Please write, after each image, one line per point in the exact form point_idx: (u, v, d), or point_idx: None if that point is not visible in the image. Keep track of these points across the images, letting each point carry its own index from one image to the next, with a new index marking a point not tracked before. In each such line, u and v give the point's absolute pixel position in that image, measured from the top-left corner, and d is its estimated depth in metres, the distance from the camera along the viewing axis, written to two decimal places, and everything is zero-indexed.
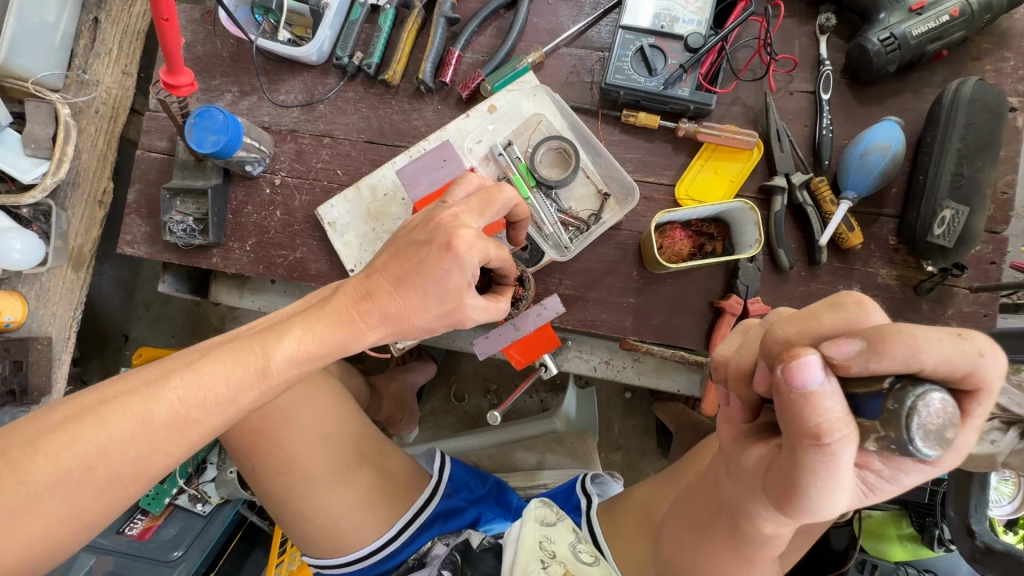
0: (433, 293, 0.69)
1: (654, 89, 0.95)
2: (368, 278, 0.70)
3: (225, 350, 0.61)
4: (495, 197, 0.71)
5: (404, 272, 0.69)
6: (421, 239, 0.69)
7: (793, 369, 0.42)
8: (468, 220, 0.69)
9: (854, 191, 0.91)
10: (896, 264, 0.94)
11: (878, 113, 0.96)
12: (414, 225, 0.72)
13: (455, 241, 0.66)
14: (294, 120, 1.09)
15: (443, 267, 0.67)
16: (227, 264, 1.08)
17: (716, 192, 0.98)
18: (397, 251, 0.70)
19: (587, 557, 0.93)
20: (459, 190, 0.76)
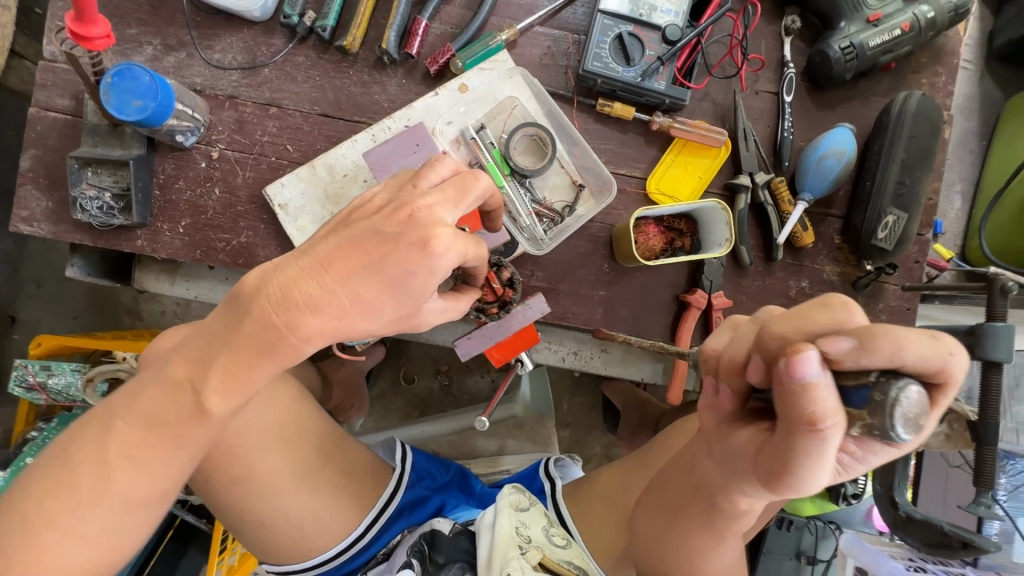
0: (393, 297, 0.58)
1: (631, 79, 0.94)
2: (313, 274, 0.56)
3: (157, 387, 0.57)
4: (472, 186, 0.62)
5: (360, 269, 0.57)
6: (389, 234, 0.58)
7: (792, 360, 0.44)
8: (440, 214, 0.60)
9: (810, 193, 0.96)
10: (840, 262, 1.02)
11: (832, 118, 1.01)
12: (373, 213, 0.61)
13: (430, 243, 0.58)
14: (233, 84, 0.95)
15: (409, 269, 0.58)
16: (157, 248, 0.95)
17: (687, 187, 0.99)
18: (348, 238, 0.58)
19: (560, 540, 0.97)
20: (431, 175, 0.64)
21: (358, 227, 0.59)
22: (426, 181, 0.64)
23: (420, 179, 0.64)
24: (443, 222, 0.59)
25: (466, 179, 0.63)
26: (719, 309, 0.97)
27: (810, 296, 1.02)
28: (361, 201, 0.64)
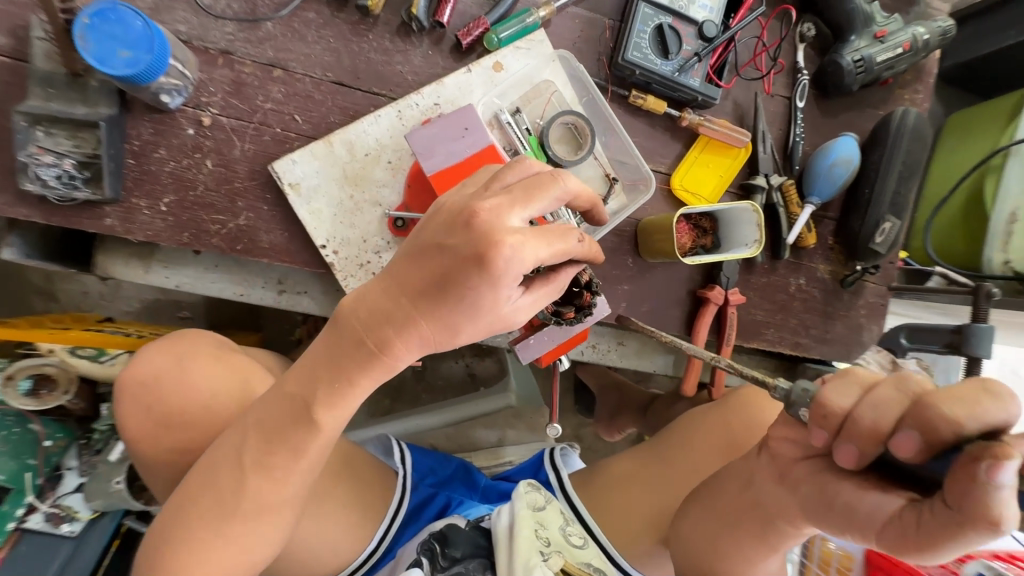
0: (466, 314, 0.54)
1: (668, 73, 0.92)
2: (389, 293, 0.55)
3: (274, 403, 0.61)
4: (542, 185, 0.55)
5: (430, 288, 0.53)
6: (451, 250, 0.53)
7: (989, 459, 0.39)
8: (505, 220, 0.52)
9: (818, 197, 1.02)
10: (831, 261, 1.10)
11: (834, 125, 1.08)
12: (437, 222, 0.55)
13: (490, 256, 0.50)
14: (228, 37, 0.81)
15: (472, 287, 0.52)
16: (132, 227, 0.80)
17: (709, 184, 1.01)
18: (415, 254, 0.55)
19: (576, 539, 0.99)
20: (507, 176, 0.58)
21: (422, 241, 0.55)
22: (500, 183, 0.57)
23: (495, 179, 0.57)
24: (509, 229, 0.52)
25: (533, 179, 0.55)
26: (734, 305, 1.01)
27: (805, 292, 1.10)
28: (437, 202, 0.59)
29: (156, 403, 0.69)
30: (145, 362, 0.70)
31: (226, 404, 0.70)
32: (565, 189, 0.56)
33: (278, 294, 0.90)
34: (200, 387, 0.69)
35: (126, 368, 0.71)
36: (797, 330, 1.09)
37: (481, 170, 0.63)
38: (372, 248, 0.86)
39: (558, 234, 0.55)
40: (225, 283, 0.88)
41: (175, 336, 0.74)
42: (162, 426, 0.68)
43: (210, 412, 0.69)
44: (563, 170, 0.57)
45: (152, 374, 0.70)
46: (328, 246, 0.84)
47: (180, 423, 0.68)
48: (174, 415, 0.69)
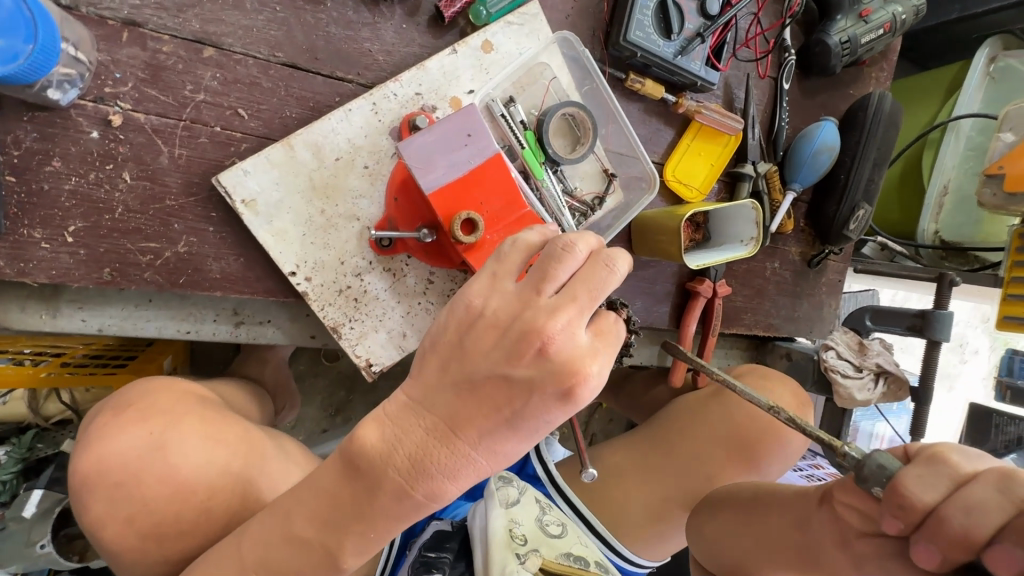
0: (531, 441, 0.46)
1: (669, 56, 0.84)
2: (437, 434, 0.44)
3: (278, 546, 0.48)
4: (604, 286, 0.46)
5: (490, 426, 0.44)
6: (520, 382, 0.44)
7: None
8: (577, 339, 0.45)
9: (799, 184, 1.02)
10: (802, 243, 1.12)
11: (813, 106, 1.06)
12: (489, 344, 0.45)
13: (574, 389, 0.44)
14: (132, 1, 0.60)
15: (547, 419, 0.44)
16: (28, 267, 0.60)
17: (700, 173, 0.97)
18: (469, 387, 0.44)
19: (555, 528, 0.94)
20: (558, 273, 0.46)
21: (474, 370, 0.44)
22: (552, 286, 0.46)
23: (544, 282, 0.46)
24: (587, 351, 0.45)
25: (591, 281, 0.46)
26: (721, 296, 1.00)
27: (779, 275, 1.12)
28: (475, 309, 0.46)
29: (137, 513, 0.55)
30: (112, 450, 0.56)
31: (226, 497, 0.58)
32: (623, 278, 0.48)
33: (234, 327, 0.75)
34: (188, 476, 0.57)
35: (83, 467, 0.56)
36: (770, 312, 1.12)
37: (510, 246, 0.50)
38: (351, 270, 0.73)
39: (611, 334, 0.48)
40: (164, 321, 0.71)
41: (146, 404, 0.60)
42: (148, 536, 0.56)
43: (209, 515, 0.57)
44: (617, 263, 0.48)
45: (125, 471, 0.55)
46: (298, 273, 0.70)
47: (174, 532, 0.56)
48: (160, 525, 0.56)
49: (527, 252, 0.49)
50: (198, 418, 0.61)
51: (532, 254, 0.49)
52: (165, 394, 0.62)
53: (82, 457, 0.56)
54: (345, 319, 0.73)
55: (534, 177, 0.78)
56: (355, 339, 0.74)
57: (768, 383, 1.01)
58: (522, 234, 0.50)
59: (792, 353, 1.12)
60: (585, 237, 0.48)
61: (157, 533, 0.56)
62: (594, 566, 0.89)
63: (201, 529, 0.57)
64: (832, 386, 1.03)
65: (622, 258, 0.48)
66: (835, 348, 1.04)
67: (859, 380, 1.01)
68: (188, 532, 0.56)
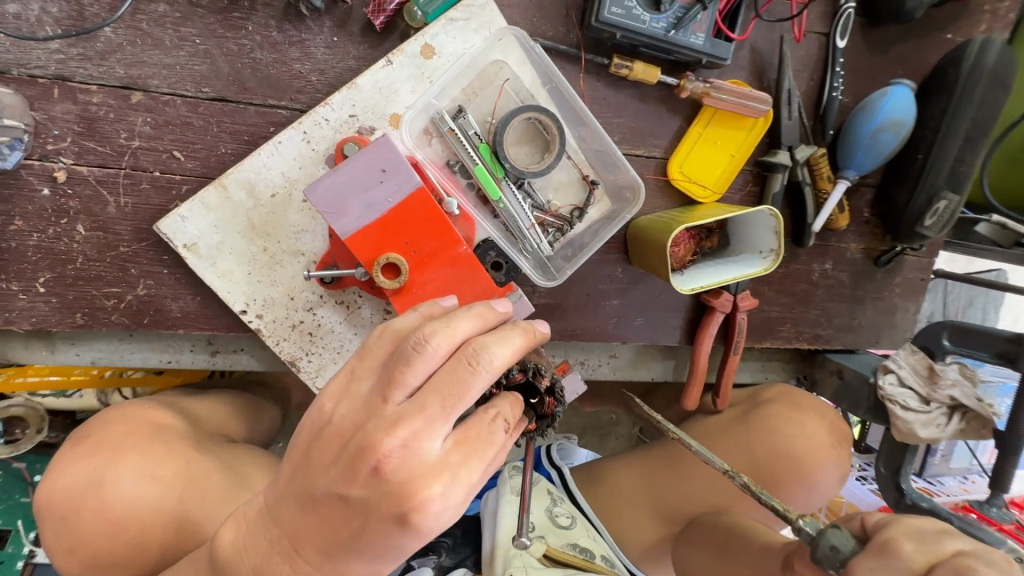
0: (387, 558, 0.42)
1: (659, 32, 0.68)
2: (280, 547, 0.42)
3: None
4: (460, 390, 0.40)
5: (330, 545, 0.41)
6: (355, 503, 0.39)
7: None
8: (422, 455, 0.39)
9: (855, 171, 0.80)
10: (865, 237, 0.90)
11: (884, 63, 0.82)
12: (331, 457, 0.41)
13: (412, 516, 0.38)
14: (57, 56, 0.60)
15: (393, 542, 0.40)
16: (13, 316, 0.66)
17: (716, 167, 0.79)
18: (308, 502, 0.41)
19: (565, 520, 0.89)
20: (409, 376, 0.40)
21: (315, 486, 0.41)
22: (401, 391, 0.40)
23: (391, 387, 0.40)
24: (433, 469, 0.39)
25: (446, 385, 0.40)
26: (745, 311, 0.84)
27: (831, 277, 0.91)
28: (324, 416, 0.42)
29: (76, 544, 0.62)
30: (61, 484, 0.62)
31: (159, 533, 0.63)
32: (493, 374, 0.41)
33: (211, 355, 0.78)
34: (121, 515, 0.61)
35: (41, 499, 0.63)
36: (818, 321, 0.93)
37: (378, 335, 0.44)
38: (303, 304, 0.71)
39: (479, 441, 0.41)
40: (147, 352, 0.76)
41: (97, 440, 0.65)
42: (89, 564, 0.62)
43: (142, 549, 0.62)
44: (484, 359, 0.41)
45: (68, 505, 0.62)
46: (249, 311, 0.70)
47: (110, 562, 0.62)
48: (97, 556, 0.62)
49: (394, 341, 0.43)
50: (140, 454, 0.65)
51: (397, 345, 0.43)
52: (117, 427, 0.67)
53: (42, 487, 0.63)
54: (302, 352, 0.73)
55: (490, 198, 0.68)
56: (314, 372, 0.74)
57: (800, 415, 0.86)
58: (393, 320, 0.45)
59: (844, 370, 0.93)
60: (449, 329, 0.42)
61: (95, 564, 0.62)
62: (600, 561, 0.84)
63: (134, 559, 0.62)
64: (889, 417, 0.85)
65: (490, 351, 0.41)
66: (895, 372, 0.85)
67: (925, 415, 0.82)
68: (124, 562, 0.62)
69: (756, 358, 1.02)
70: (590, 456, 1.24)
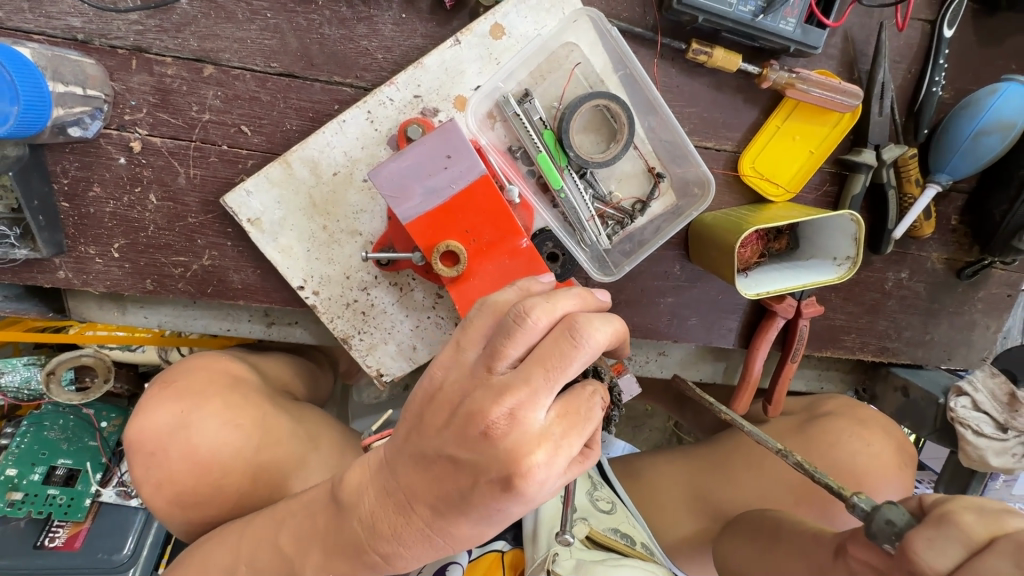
0: (493, 522, 0.39)
1: (745, 16, 0.64)
2: (395, 501, 0.41)
3: (263, 554, 0.49)
4: (562, 363, 0.37)
5: (439, 507, 0.39)
6: (465, 467, 0.37)
7: None
8: (526, 426, 0.36)
9: (948, 176, 0.74)
10: (950, 247, 0.83)
11: (994, 57, 0.74)
12: (441, 423, 0.39)
13: (517, 481, 0.35)
14: (135, 27, 0.61)
15: (498, 508, 0.37)
16: (89, 278, 0.70)
17: (792, 165, 0.74)
18: (421, 458, 0.39)
19: (605, 505, 0.90)
20: (510, 349, 0.38)
21: (427, 445, 0.39)
22: (504, 363, 0.38)
23: (494, 359, 0.38)
24: (537, 437, 0.36)
25: (548, 357, 0.37)
26: (808, 317, 0.80)
27: (906, 288, 0.85)
28: (434, 383, 0.40)
29: (164, 480, 0.60)
30: (150, 423, 0.61)
31: (239, 477, 0.62)
32: (592, 350, 0.38)
33: (267, 326, 0.80)
34: (206, 455, 0.61)
35: (127, 439, 0.62)
36: (886, 333, 0.87)
37: (477, 310, 0.42)
38: (357, 284, 0.72)
39: (581, 414, 0.38)
40: (208, 320, 0.79)
41: (182, 384, 0.64)
42: (175, 502, 0.61)
43: (222, 491, 0.62)
44: (587, 335, 0.38)
45: (158, 442, 0.60)
46: (306, 287, 0.71)
47: (194, 502, 0.61)
48: (184, 495, 0.61)
49: (495, 317, 0.41)
50: (224, 399, 0.64)
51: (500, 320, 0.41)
52: (200, 374, 0.67)
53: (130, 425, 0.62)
54: (354, 330, 0.74)
55: (552, 187, 0.66)
56: (365, 350, 0.75)
57: (863, 430, 0.82)
58: (492, 295, 0.43)
59: (910, 387, 0.87)
60: (549, 303, 0.39)
61: (181, 501, 0.61)
62: (641, 547, 0.83)
63: (216, 499, 0.62)
64: (958, 441, 0.80)
65: (595, 326, 0.38)
66: (970, 395, 0.79)
67: (999, 442, 0.77)
68: (206, 502, 0.61)
69: (813, 367, 0.98)
70: (628, 449, 1.23)
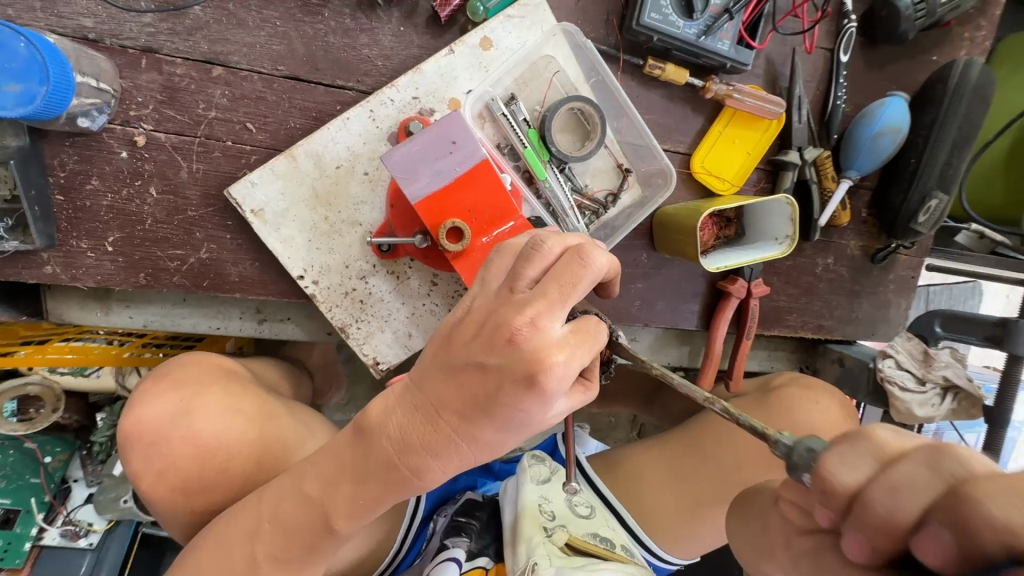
0: (514, 431, 0.44)
1: (691, 37, 0.77)
2: (422, 414, 0.44)
3: (291, 504, 0.51)
4: (579, 276, 0.44)
5: (463, 411, 0.43)
6: (493, 371, 0.42)
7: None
8: (546, 333, 0.42)
9: (857, 171, 0.89)
10: (863, 236, 0.98)
11: (880, 80, 0.92)
12: (469, 337, 0.44)
13: (541, 378, 0.40)
14: (148, 29, 0.65)
15: (520, 409, 0.41)
16: (79, 273, 0.69)
17: (734, 164, 0.87)
18: (448, 371, 0.44)
19: (583, 510, 0.94)
20: (529, 271, 0.45)
21: (455, 357, 0.44)
22: (524, 282, 0.45)
23: (515, 279, 0.45)
24: (556, 343, 0.41)
25: (562, 275, 0.43)
26: (757, 297, 0.91)
27: (833, 272, 0.99)
28: (461, 307, 0.47)
29: (166, 469, 0.60)
30: (148, 415, 0.61)
31: (244, 460, 0.62)
32: (597, 272, 0.45)
33: (258, 323, 0.81)
34: (211, 439, 0.61)
35: (124, 428, 0.61)
36: (821, 313, 1.00)
37: (497, 251, 0.50)
38: (356, 273, 0.76)
39: (590, 335, 0.44)
40: (198, 318, 0.79)
41: (177, 375, 0.64)
42: (178, 490, 0.60)
43: (227, 475, 0.61)
44: (593, 259, 0.45)
45: (158, 432, 0.60)
46: (307, 277, 0.74)
47: (198, 487, 0.60)
48: (188, 481, 0.60)
49: (511, 254, 0.49)
50: (222, 388, 0.65)
51: (515, 257, 0.48)
52: (194, 367, 0.66)
53: (126, 418, 0.61)
54: (352, 319, 0.77)
55: (537, 178, 0.74)
56: (362, 339, 0.78)
57: (812, 394, 0.93)
58: (507, 239, 0.50)
59: (845, 358, 1.00)
60: (561, 235, 0.47)
61: (185, 489, 0.60)
62: (620, 550, 0.88)
63: (221, 486, 0.61)
64: (889, 400, 0.92)
65: (599, 251, 0.45)
66: (893, 356, 0.92)
67: (921, 395, 0.90)
68: (210, 488, 0.61)
69: (763, 349, 1.10)
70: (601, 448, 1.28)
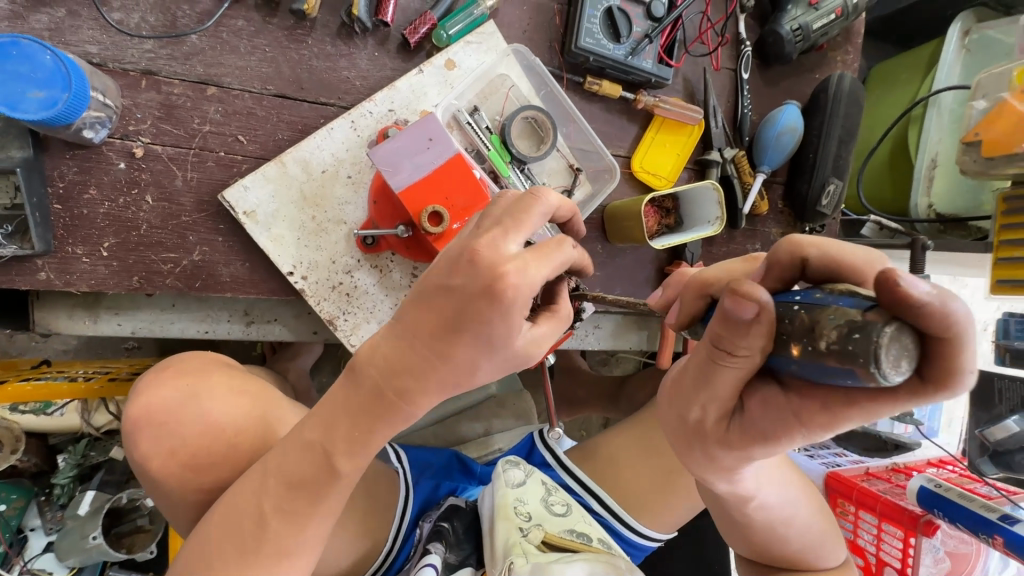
0: (484, 346, 0.50)
1: (620, 57, 0.92)
2: (404, 339, 0.52)
3: (303, 453, 0.55)
4: (530, 206, 0.52)
5: (443, 329, 0.50)
6: (457, 290, 0.49)
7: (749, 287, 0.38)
8: (502, 252, 0.50)
9: (768, 166, 1.05)
10: (782, 224, 1.14)
11: (777, 94, 1.11)
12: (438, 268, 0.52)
13: (496, 287, 0.48)
14: (148, 54, 0.73)
15: (484, 320, 0.49)
16: (72, 278, 0.72)
17: (667, 163, 1.02)
18: (420, 298, 0.51)
19: (560, 508, 0.96)
20: (486, 210, 0.54)
21: (426, 285, 0.51)
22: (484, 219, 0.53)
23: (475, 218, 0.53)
24: (510, 258, 0.49)
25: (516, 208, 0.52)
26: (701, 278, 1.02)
27: None
28: None
29: (176, 445, 0.64)
30: (155, 399, 0.65)
31: (251, 436, 0.66)
32: (548, 207, 0.53)
33: (246, 325, 0.85)
34: (219, 418, 0.65)
35: (133, 414, 0.65)
36: None
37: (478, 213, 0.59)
38: (342, 268, 0.82)
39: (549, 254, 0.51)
40: (186, 323, 0.83)
41: (178, 366, 0.69)
42: (186, 468, 0.64)
43: (234, 452, 0.64)
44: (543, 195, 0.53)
45: (167, 413, 0.65)
46: (296, 272, 0.80)
47: (207, 463, 0.64)
48: (197, 456, 0.63)
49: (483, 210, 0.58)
50: (225, 372, 0.70)
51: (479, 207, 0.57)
52: (195, 359, 0.71)
53: (134, 405, 0.66)
54: (339, 312, 0.82)
55: (501, 175, 0.85)
56: (349, 331, 0.83)
57: None
58: None
59: None
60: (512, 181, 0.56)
61: (193, 466, 0.63)
62: (597, 542, 0.89)
63: (228, 462, 0.64)
64: None
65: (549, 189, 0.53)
66: None
67: None
68: (216, 465, 0.64)
69: None
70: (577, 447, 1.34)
